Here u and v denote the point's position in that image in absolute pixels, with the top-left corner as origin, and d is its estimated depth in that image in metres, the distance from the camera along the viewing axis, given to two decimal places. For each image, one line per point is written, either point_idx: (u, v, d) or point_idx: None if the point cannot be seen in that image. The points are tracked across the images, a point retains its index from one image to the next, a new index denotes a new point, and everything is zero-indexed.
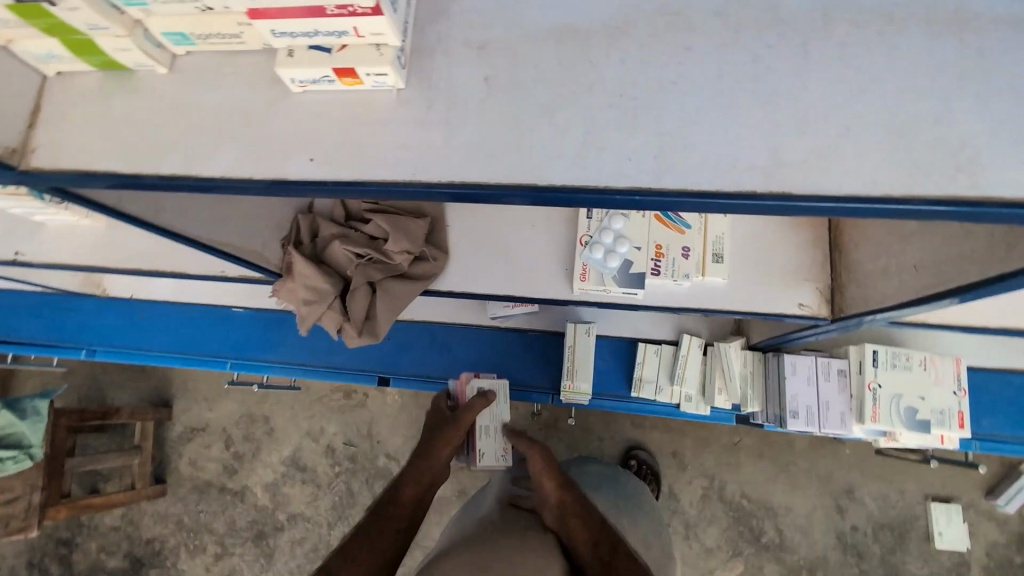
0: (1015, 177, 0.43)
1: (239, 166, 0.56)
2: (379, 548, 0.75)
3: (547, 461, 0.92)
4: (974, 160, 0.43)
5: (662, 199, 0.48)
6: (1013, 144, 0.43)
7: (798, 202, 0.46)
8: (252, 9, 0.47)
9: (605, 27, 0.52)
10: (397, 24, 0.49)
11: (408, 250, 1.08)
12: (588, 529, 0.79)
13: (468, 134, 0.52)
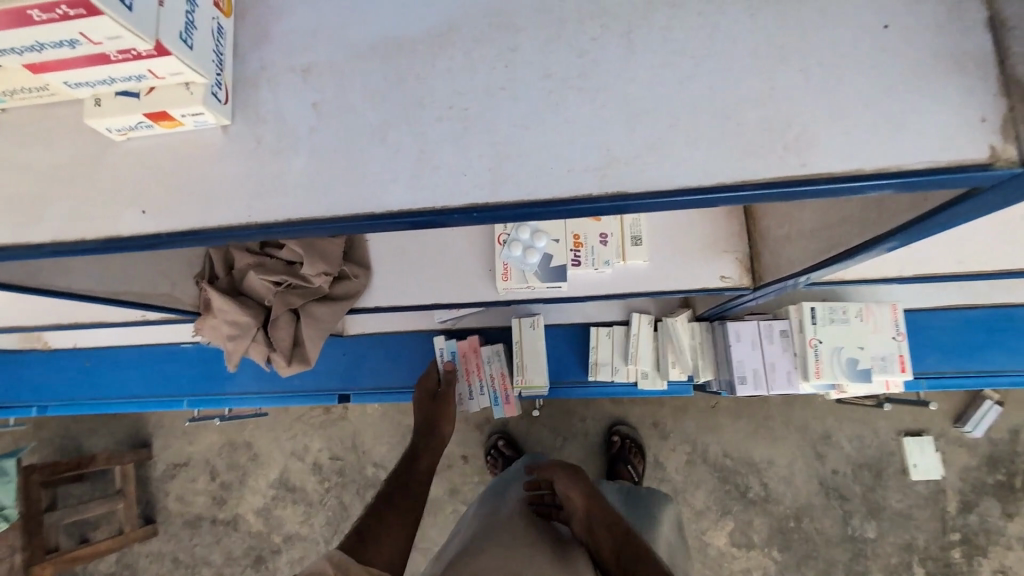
0: (841, 151, 0.42)
1: (70, 228, 0.53)
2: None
3: (573, 476, 0.93)
4: (800, 137, 0.42)
5: (499, 213, 0.47)
6: (838, 116, 0.42)
7: (629, 201, 0.44)
8: (31, 64, 0.43)
9: (430, 35, 0.49)
10: (199, 60, 0.46)
11: (325, 271, 1.04)
12: (613, 534, 0.82)
13: (303, 167, 0.50)
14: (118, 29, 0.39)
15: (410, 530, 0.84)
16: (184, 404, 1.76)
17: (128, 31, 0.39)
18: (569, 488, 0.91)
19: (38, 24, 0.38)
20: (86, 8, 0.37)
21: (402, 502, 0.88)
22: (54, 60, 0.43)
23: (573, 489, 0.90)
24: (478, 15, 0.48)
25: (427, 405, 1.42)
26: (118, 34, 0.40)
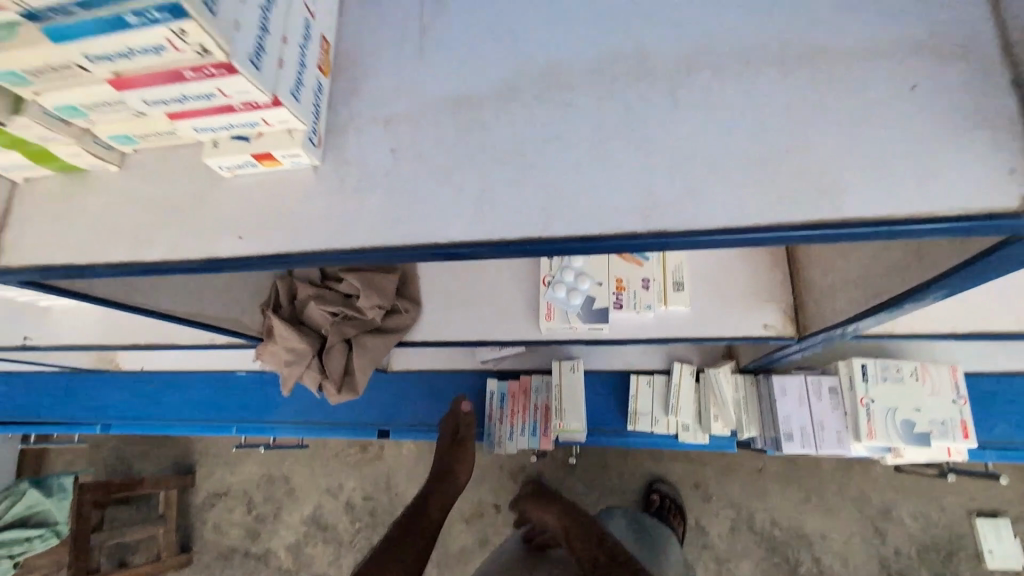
0: (872, 198, 0.45)
1: (177, 249, 0.61)
2: None
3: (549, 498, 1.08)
4: (833, 184, 0.46)
5: (543, 249, 0.52)
6: (868, 166, 0.46)
7: (664, 240, 0.48)
8: (172, 112, 0.53)
9: (494, 92, 0.56)
10: (302, 111, 0.55)
11: (380, 304, 1.11)
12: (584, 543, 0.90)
13: (375, 204, 0.57)
14: (249, 85, 0.48)
15: None
16: (233, 430, 1.83)
17: (254, 86, 0.48)
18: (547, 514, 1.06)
19: (188, 81, 0.47)
20: (228, 69, 0.46)
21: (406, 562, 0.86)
22: (189, 110, 0.52)
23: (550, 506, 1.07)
24: (537, 75, 0.55)
25: (449, 450, 1.43)
26: (246, 88, 0.49)
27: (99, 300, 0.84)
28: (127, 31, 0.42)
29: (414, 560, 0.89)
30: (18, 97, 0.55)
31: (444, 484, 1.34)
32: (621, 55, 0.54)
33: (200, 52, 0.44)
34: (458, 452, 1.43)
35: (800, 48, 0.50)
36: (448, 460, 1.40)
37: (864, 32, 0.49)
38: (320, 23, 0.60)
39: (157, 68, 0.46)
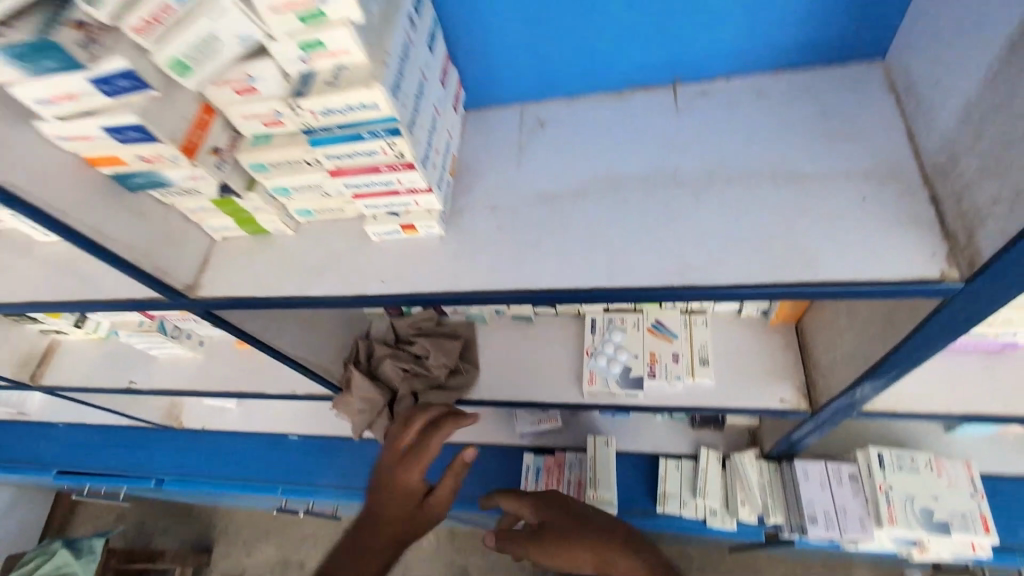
0: (836, 268, 0.66)
1: (333, 288, 0.85)
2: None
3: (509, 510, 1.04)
4: (808, 258, 0.67)
5: (603, 297, 0.73)
6: (831, 248, 0.67)
7: (691, 292, 0.69)
8: (357, 194, 0.80)
9: (571, 192, 0.82)
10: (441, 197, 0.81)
11: (446, 364, 1.31)
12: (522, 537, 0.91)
13: (483, 263, 0.80)
14: (418, 177, 0.75)
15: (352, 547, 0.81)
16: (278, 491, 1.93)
17: (421, 178, 0.75)
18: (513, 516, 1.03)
19: (380, 173, 0.74)
20: (409, 166, 0.72)
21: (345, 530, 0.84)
22: (370, 192, 0.78)
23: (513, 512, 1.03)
24: (602, 182, 0.81)
25: (389, 489, 0.86)
26: (415, 179, 0.75)
27: (235, 328, 1.03)
28: (360, 142, 0.69)
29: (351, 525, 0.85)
30: (251, 180, 0.82)
31: (359, 537, 0.82)
32: (661, 172, 0.79)
33: (397, 156, 0.71)
34: (399, 492, 0.85)
35: (782, 173, 0.74)
36: (381, 501, 0.85)
37: (826, 164, 0.74)
38: (452, 144, 0.88)
39: (364, 164, 0.73)
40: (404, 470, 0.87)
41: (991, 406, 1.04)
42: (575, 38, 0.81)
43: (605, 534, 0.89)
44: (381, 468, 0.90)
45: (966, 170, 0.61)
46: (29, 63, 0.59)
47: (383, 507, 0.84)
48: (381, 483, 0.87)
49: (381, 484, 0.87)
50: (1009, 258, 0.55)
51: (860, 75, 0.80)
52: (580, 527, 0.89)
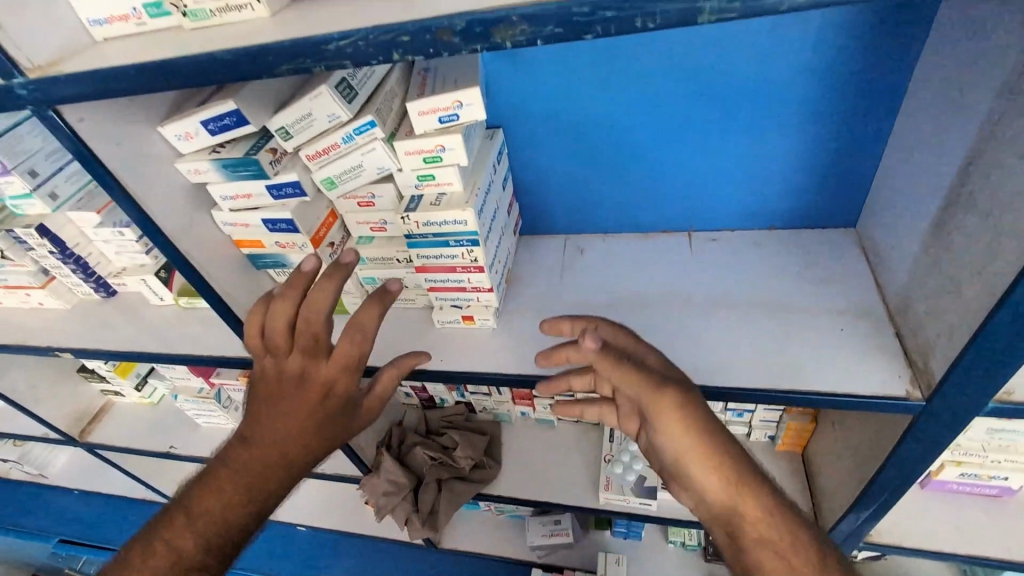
0: (818, 380, 0.81)
1: (398, 362, 1.02)
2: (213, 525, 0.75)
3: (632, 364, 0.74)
4: (795, 371, 0.83)
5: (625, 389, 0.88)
6: (814, 364, 0.83)
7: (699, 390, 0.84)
8: (432, 286, 0.99)
9: (603, 304, 1.00)
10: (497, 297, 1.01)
11: (471, 456, 1.39)
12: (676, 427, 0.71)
13: (527, 353, 0.97)
14: (484, 277, 0.95)
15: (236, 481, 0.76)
16: None
17: (487, 279, 0.96)
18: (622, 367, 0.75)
19: (455, 272, 0.95)
20: (480, 268, 0.93)
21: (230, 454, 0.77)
22: (443, 287, 0.99)
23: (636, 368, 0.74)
24: (628, 298, 1.00)
25: (297, 402, 0.77)
26: (481, 279, 0.96)
27: None
28: (447, 247, 0.91)
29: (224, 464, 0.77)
30: None
31: (259, 451, 0.77)
32: (676, 294, 0.98)
33: (472, 260, 0.92)
34: (306, 406, 0.77)
35: (774, 304, 0.93)
36: (281, 412, 0.77)
37: (810, 300, 0.92)
38: (510, 258, 1.10)
39: (445, 264, 0.94)
40: (310, 379, 0.77)
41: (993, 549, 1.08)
42: (612, 191, 1.06)
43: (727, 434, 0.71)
44: (280, 366, 0.78)
45: (917, 311, 0.77)
46: (228, 170, 0.85)
47: (282, 420, 0.77)
48: (279, 388, 0.78)
49: (280, 392, 0.78)
50: (953, 381, 0.69)
51: (838, 236, 1.00)
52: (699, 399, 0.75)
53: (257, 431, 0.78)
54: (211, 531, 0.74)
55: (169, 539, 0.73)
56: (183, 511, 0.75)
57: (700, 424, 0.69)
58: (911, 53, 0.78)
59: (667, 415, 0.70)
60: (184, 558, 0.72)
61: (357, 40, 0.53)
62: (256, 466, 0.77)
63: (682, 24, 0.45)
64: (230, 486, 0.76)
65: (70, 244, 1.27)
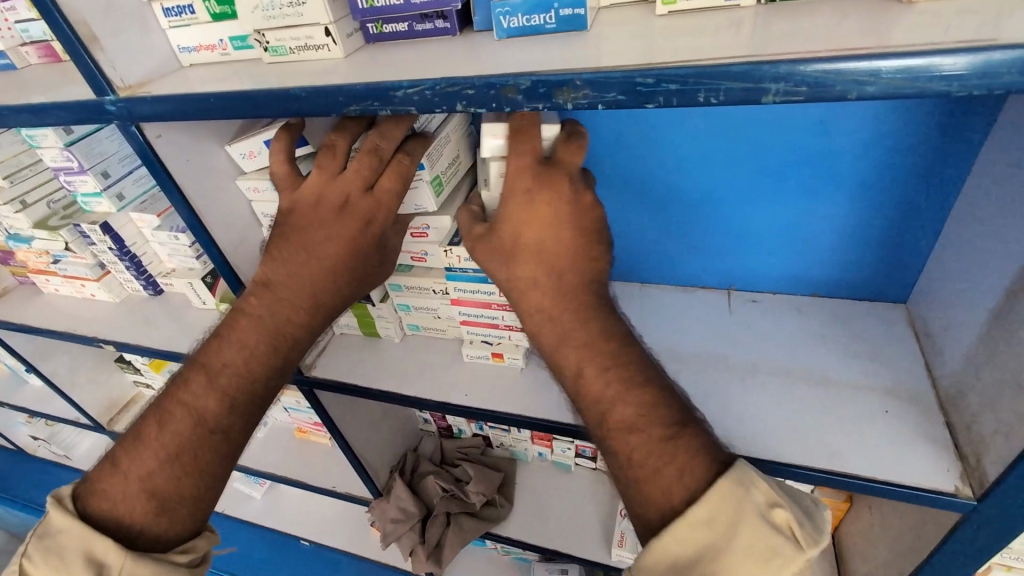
0: (855, 463, 0.77)
1: (423, 391, 1.02)
2: (220, 396, 0.77)
3: (523, 230, 0.70)
4: (832, 449, 0.79)
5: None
6: (851, 444, 0.79)
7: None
8: (464, 319, 1.00)
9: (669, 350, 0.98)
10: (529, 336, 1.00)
11: (483, 493, 1.37)
12: (547, 290, 0.71)
13: (555, 396, 0.96)
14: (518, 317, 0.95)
15: (262, 338, 0.79)
16: None
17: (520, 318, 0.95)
18: (512, 245, 0.71)
19: (490, 308, 0.96)
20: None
21: (252, 306, 0.79)
22: (476, 321, 0.99)
23: (513, 229, 0.71)
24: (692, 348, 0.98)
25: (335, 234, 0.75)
26: (515, 319, 0.96)
27: (321, 406, 1.18)
28: (485, 283, 0.92)
29: (254, 316, 0.79)
30: (385, 293, 1.04)
31: (280, 304, 0.78)
32: (712, 355, 0.96)
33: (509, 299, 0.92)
34: (345, 238, 0.76)
35: (814, 374, 0.89)
36: (319, 249, 0.76)
37: (852, 374, 0.88)
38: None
39: (481, 300, 0.95)
40: (356, 206, 0.75)
41: None
42: (650, 243, 1.05)
43: (571, 292, 0.71)
44: (319, 190, 0.75)
45: (970, 403, 0.73)
46: None
47: (322, 258, 0.77)
48: (318, 219, 0.75)
49: (319, 219, 0.75)
50: (1009, 484, 0.65)
51: (887, 311, 0.96)
52: (561, 244, 0.70)
53: (282, 278, 0.78)
54: (233, 385, 0.78)
55: (188, 402, 0.77)
56: (201, 371, 0.78)
57: (568, 270, 0.71)
58: (977, 139, 0.76)
59: (493, 276, 0.74)
60: (209, 417, 0.77)
61: (423, 90, 0.55)
62: (274, 321, 0.79)
63: (747, 102, 0.45)
64: (250, 344, 0.78)
65: (127, 243, 1.34)
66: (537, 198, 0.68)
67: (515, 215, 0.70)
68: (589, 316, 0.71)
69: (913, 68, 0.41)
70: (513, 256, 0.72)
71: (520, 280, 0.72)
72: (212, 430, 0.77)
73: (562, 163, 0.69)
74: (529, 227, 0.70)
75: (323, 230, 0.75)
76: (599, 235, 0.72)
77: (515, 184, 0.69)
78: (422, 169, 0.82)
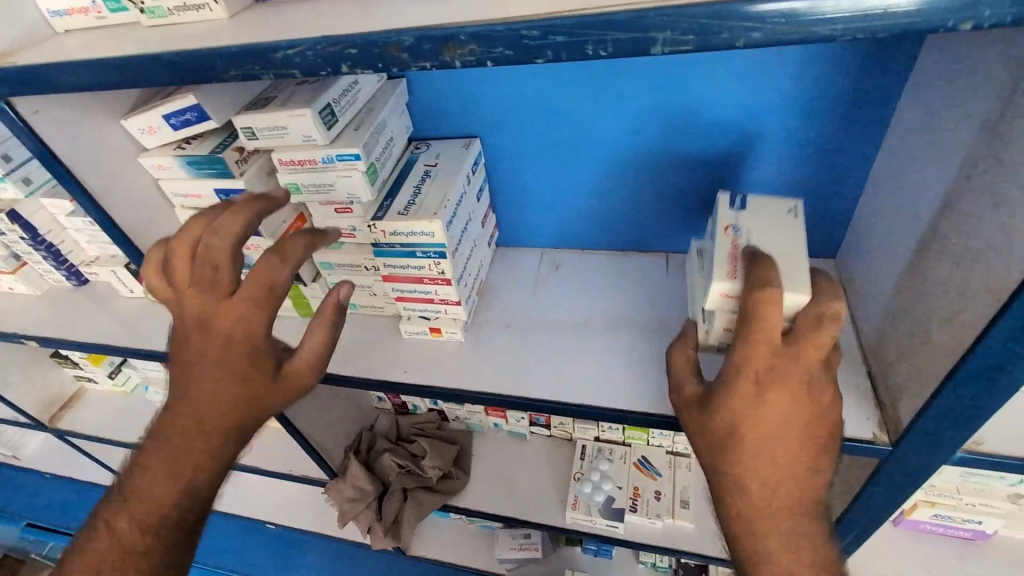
0: None
1: (361, 370, 0.99)
2: (133, 521, 0.73)
3: (747, 427, 0.60)
4: None
5: (587, 410, 0.87)
6: None
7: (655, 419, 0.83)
8: (399, 296, 0.96)
9: None
10: (466, 310, 0.98)
11: (439, 467, 1.37)
12: (761, 495, 0.62)
13: (496, 368, 0.95)
14: (452, 291, 0.92)
15: (164, 464, 0.72)
16: None
17: (454, 291, 0.93)
18: (726, 436, 0.62)
19: (423, 283, 0.92)
20: (448, 282, 0.91)
21: (155, 429, 0.73)
22: (410, 297, 0.96)
23: (734, 422, 0.61)
24: None
25: (203, 349, 0.66)
26: (450, 293, 0.93)
27: None
28: (414, 258, 0.88)
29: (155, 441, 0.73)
30: (317, 272, 1.01)
31: (172, 425, 0.71)
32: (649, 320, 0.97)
33: (440, 272, 0.90)
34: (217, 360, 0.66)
35: None
36: (196, 375, 0.68)
37: None
38: (482, 270, 1.07)
39: (412, 275, 0.91)
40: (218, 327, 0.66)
41: None
42: (587, 209, 1.04)
43: (788, 499, 0.62)
44: (183, 305, 0.67)
45: (888, 352, 0.75)
46: (193, 167, 0.83)
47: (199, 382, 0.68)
48: (186, 337, 0.68)
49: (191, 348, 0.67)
50: (919, 429, 0.67)
51: (818, 267, 0.98)
52: (784, 450, 0.61)
53: (172, 398, 0.71)
54: (152, 513, 0.73)
55: (109, 525, 0.74)
56: (120, 495, 0.75)
57: (791, 472, 0.61)
58: (893, 88, 0.76)
59: (695, 450, 0.66)
60: (124, 542, 0.73)
61: (305, 51, 0.51)
62: (167, 442, 0.71)
63: (635, 53, 0.43)
64: (154, 468, 0.72)
65: (41, 231, 1.25)
66: (769, 396, 0.60)
67: (734, 407, 0.61)
68: (790, 518, 0.62)
69: (799, 12, 0.39)
70: (729, 448, 0.62)
71: (733, 474, 0.62)
72: (130, 554, 0.73)
73: (801, 354, 0.60)
74: (756, 427, 0.60)
75: (194, 349, 0.67)
76: (831, 438, 0.62)
77: (748, 372, 0.60)
78: (317, 136, 0.78)
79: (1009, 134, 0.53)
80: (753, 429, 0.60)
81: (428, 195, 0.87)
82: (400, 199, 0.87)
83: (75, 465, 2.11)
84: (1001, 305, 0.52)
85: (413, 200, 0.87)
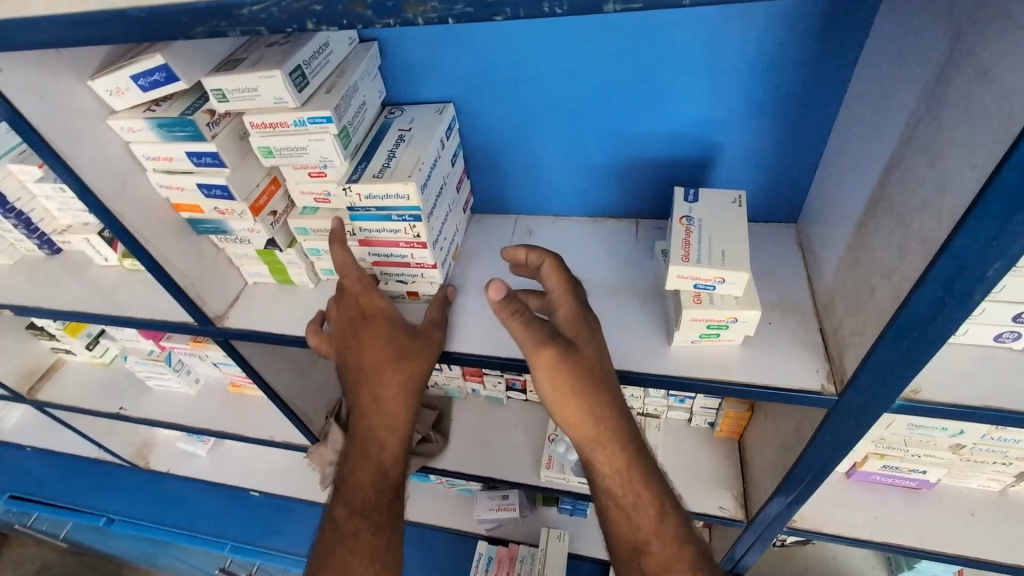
0: (738, 372, 0.83)
1: None
2: (365, 493, 0.95)
3: (583, 333, 0.82)
4: (719, 360, 0.85)
5: None
6: (738, 353, 0.85)
7: (624, 376, 0.87)
8: (376, 262, 0.99)
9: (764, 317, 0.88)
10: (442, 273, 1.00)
11: (417, 430, 1.41)
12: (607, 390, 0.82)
13: (469, 329, 0.98)
14: (427, 254, 0.94)
15: (378, 426, 0.96)
16: (225, 548, 2.03)
17: (430, 254, 0.95)
18: (579, 344, 0.81)
19: (399, 247, 0.94)
20: (423, 245, 0.93)
21: (360, 413, 0.97)
22: (387, 261, 0.98)
23: (577, 329, 0.82)
24: (783, 316, 0.88)
25: (371, 331, 0.94)
26: (425, 256, 0.95)
27: (241, 358, 1.16)
28: (389, 221, 0.90)
29: (362, 420, 0.97)
30: (291, 238, 1.01)
31: (370, 398, 0.95)
32: (618, 283, 1.00)
33: (415, 236, 0.91)
34: (379, 345, 0.94)
35: None
36: (371, 356, 0.94)
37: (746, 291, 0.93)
38: (458, 236, 1.09)
39: (388, 239, 0.93)
40: (372, 316, 0.94)
41: (890, 534, 1.17)
42: (559, 175, 1.06)
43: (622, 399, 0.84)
44: (345, 309, 0.95)
45: (838, 308, 0.80)
46: (164, 130, 0.83)
47: (370, 368, 0.94)
48: (357, 331, 0.94)
49: (359, 342, 0.94)
50: (862, 378, 0.72)
51: (780, 232, 1.02)
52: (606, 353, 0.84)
53: (360, 381, 0.95)
54: (355, 497, 0.95)
55: (352, 503, 0.95)
56: (351, 482, 0.96)
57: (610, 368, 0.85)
58: (850, 52, 0.79)
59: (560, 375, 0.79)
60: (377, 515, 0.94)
61: (269, 7, 0.51)
62: (373, 412, 0.96)
63: (589, 11, 0.45)
64: (373, 436, 0.97)
65: (10, 199, 1.23)
66: (585, 311, 0.84)
67: (571, 320, 0.82)
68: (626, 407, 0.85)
69: None
70: (584, 355, 0.80)
71: (593, 376, 0.81)
72: (382, 522, 0.94)
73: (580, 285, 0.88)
74: (586, 339, 0.82)
75: (365, 332, 0.94)
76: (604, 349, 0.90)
77: (575, 315, 0.83)
78: (285, 99, 0.79)
79: (947, 97, 0.57)
80: (596, 368, 0.81)
81: (403, 158, 0.88)
82: (374, 162, 0.89)
83: (56, 438, 2.10)
84: (931, 258, 0.56)
85: (387, 163, 0.88)
